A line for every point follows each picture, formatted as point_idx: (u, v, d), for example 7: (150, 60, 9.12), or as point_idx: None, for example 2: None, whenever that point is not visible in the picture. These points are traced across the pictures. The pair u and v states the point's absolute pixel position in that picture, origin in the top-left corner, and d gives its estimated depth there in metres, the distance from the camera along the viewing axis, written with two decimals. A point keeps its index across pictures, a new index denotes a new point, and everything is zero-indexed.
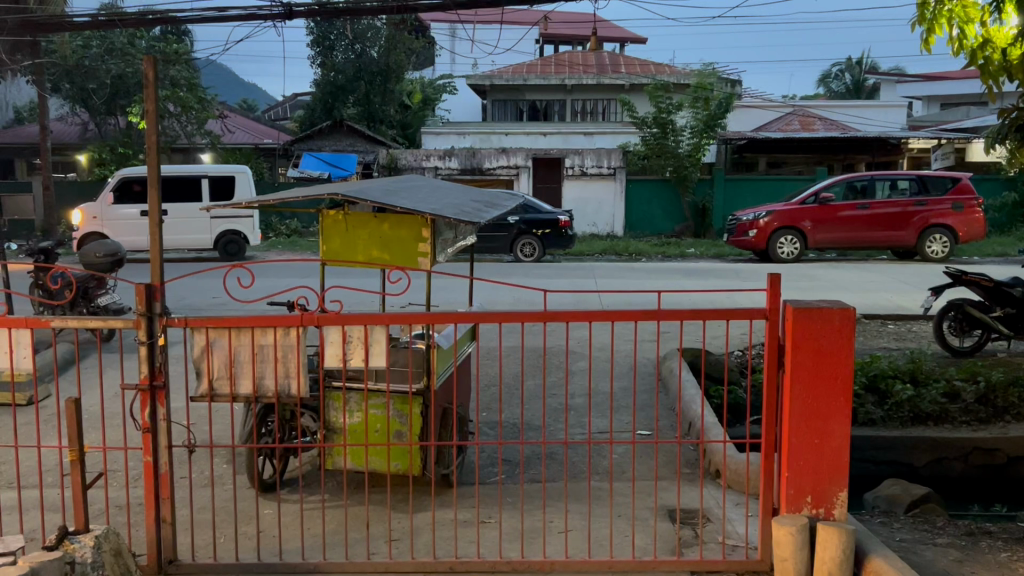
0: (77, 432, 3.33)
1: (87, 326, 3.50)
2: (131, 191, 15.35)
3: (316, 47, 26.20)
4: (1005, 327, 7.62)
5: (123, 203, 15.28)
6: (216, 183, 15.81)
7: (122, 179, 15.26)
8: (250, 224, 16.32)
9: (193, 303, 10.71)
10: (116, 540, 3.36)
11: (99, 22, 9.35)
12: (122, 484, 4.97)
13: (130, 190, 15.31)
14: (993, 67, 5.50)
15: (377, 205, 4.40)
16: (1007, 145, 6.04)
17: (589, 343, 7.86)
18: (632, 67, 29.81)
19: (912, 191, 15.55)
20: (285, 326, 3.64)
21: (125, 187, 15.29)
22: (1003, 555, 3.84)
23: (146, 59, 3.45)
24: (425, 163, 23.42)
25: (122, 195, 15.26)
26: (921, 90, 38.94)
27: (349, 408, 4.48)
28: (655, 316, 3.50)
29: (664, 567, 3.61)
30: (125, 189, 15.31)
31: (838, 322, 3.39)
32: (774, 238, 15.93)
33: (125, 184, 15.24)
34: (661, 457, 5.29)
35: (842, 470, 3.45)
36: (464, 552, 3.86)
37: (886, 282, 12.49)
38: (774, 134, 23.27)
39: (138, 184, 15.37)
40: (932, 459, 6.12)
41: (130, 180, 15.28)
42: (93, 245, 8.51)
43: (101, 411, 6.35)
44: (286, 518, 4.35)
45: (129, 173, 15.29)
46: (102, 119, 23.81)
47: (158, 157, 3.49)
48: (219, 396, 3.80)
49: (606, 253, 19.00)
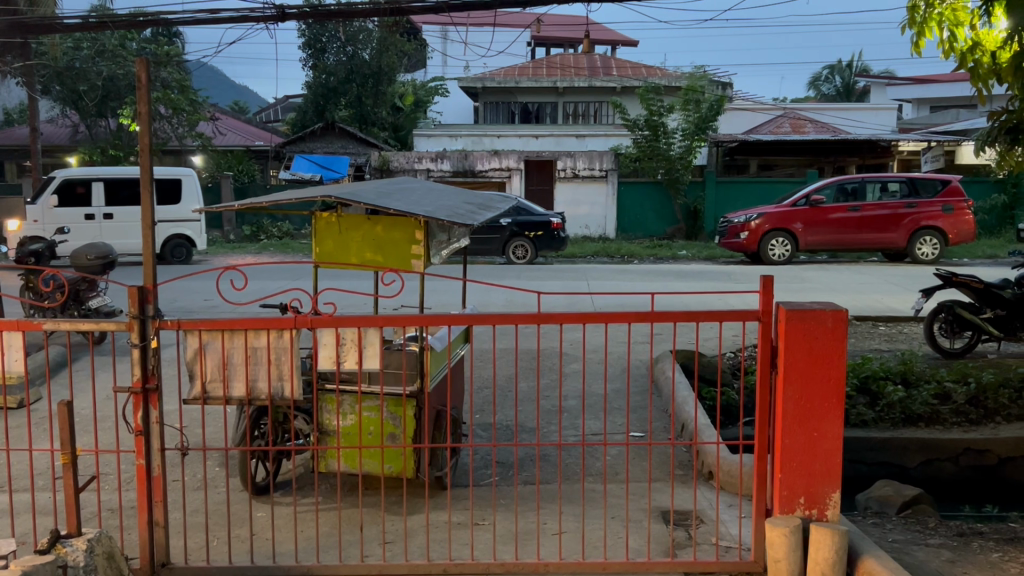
0: (70, 435, 3.32)
1: (79, 327, 3.49)
2: (75, 193, 15.23)
3: (307, 49, 26.03)
4: (995, 328, 7.65)
5: (67, 205, 15.15)
6: (162, 184, 15.73)
7: (64, 180, 15.12)
8: (198, 228, 16.28)
9: (186, 305, 10.70)
10: (109, 544, 3.36)
11: (89, 23, 9.27)
12: (114, 488, 4.95)
13: (73, 192, 15.18)
14: (983, 71, 5.62)
15: (370, 207, 4.39)
16: (997, 149, 6.11)
17: (583, 345, 7.88)
18: (623, 70, 29.97)
19: (903, 193, 15.64)
20: (278, 327, 3.65)
21: (67, 188, 15.16)
22: (995, 556, 3.86)
23: (139, 60, 3.44)
24: (417, 165, 23.50)
25: (66, 197, 15.15)
26: (911, 93, 39.21)
27: (342, 410, 4.50)
28: (650, 317, 3.48)
29: (658, 568, 3.61)
30: (67, 191, 15.18)
31: (830, 324, 3.41)
32: (765, 240, 15.99)
33: (67, 185, 15.11)
34: (655, 459, 5.29)
35: (835, 472, 3.47)
36: (458, 554, 3.88)
37: (877, 284, 12.51)
38: (766, 137, 23.37)
39: (81, 185, 15.23)
40: (923, 460, 6.15)
41: (72, 181, 15.16)
42: (83, 247, 8.47)
43: (93, 414, 6.32)
44: (279, 522, 4.34)
45: (72, 174, 15.18)
46: (92, 121, 23.68)
47: (151, 158, 3.49)
48: (212, 399, 3.79)
49: (599, 255, 19.06)
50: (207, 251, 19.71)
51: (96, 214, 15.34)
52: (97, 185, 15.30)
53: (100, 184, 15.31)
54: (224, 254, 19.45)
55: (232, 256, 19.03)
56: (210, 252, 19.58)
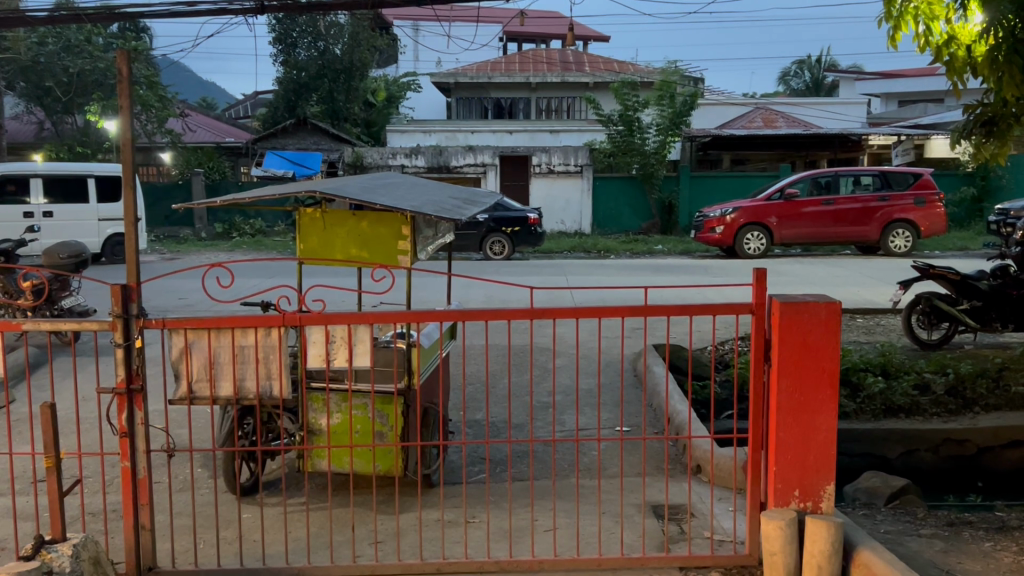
0: (53, 437, 3.24)
1: (60, 328, 3.39)
2: (6, 191, 14.88)
3: (278, 45, 25.74)
4: (971, 320, 7.76)
5: (3, 203, 14.82)
6: (102, 182, 15.50)
7: None
8: None
9: (162, 304, 10.51)
10: (95, 549, 3.29)
11: (58, 16, 9.01)
12: (97, 490, 4.84)
13: (5, 190, 14.82)
14: (958, 64, 5.67)
15: (355, 201, 4.33)
16: (972, 141, 6.16)
17: (566, 341, 7.86)
18: (596, 64, 29.98)
19: (875, 187, 15.83)
20: (267, 325, 3.58)
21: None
22: (987, 545, 3.89)
23: (118, 52, 3.36)
24: (391, 160, 23.41)
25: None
26: (878, 88, 39.68)
27: (330, 409, 4.42)
28: (643, 311, 3.48)
29: (653, 564, 3.59)
30: None
31: (823, 316, 3.42)
32: (740, 234, 16.06)
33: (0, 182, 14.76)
34: (645, 454, 5.28)
35: (828, 464, 3.48)
36: (452, 553, 3.84)
37: (853, 277, 12.65)
38: (737, 132, 23.58)
39: (14, 183, 14.89)
40: (904, 451, 6.21)
41: (7, 178, 14.83)
42: (55, 246, 8.30)
43: (73, 416, 6.18)
44: (267, 522, 4.27)
45: (4, 171, 14.82)
46: (58, 118, 23.20)
47: (132, 153, 3.40)
48: (199, 398, 3.72)
49: (575, 251, 19.09)
50: (178, 250, 19.42)
51: (35, 212, 14.95)
52: (35, 181, 14.96)
53: (37, 181, 14.97)
54: (196, 252, 19.19)
55: (206, 255, 18.75)
56: (181, 251, 19.29)
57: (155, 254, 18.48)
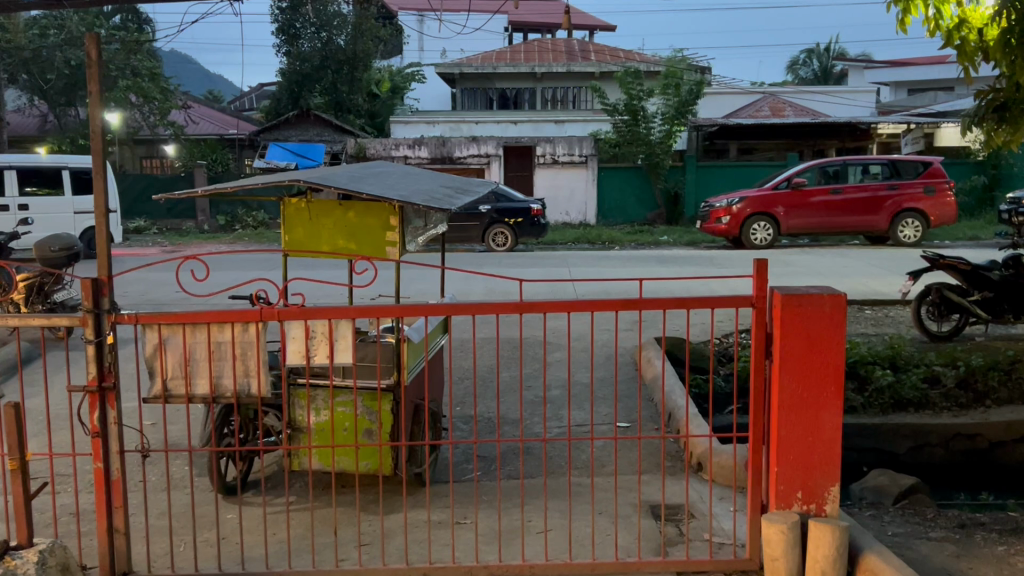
0: (19, 438, 3.09)
1: (28, 323, 3.24)
2: None
3: (281, 35, 25.59)
4: (982, 311, 7.55)
5: None
6: (78, 174, 15.36)
7: None
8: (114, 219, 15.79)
9: (158, 298, 10.40)
10: (63, 554, 3.14)
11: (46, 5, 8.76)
12: (73, 491, 4.70)
13: None
14: (969, 48, 5.44)
15: (341, 190, 4.14)
16: (984, 129, 5.91)
17: (564, 334, 7.69)
18: (602, 54, 29.71)
19: (885, 175, 15.54)
20: (244, 321, 3.42)
21: None
22: (1000, 549, 3.70)
23: (87, 34, 3.18)
24: (394, 152, 23.22)
25: None
26: (888, 77, 39.22)
27: (315, 406, 4.28)
28: (637, 305, 3.29)
29: (649, 568, 3.43)
30: None
31: (829, 309, 3.23)
32: (746, 225, 15.86)
33: None
34: (643, 452, 5.12)
35: (834, 463, 3.30)
36: (438, 556, 3.67)
37: (862, 268, 12.41)
38: (744, 120, 23.24)
39: None
40: (913, 446, 6.01)
41: None
42: (45, 239, 8.12)
43: (55, 413, 6.04)
44: (248, 523, 4.14)
45: None
46: (61, 110, 23.08)
47: (102, 140, 3.22)
48: (174, 397, 3.58)
49: (579, 241, 18.90)
50: (177, 243, 19.30)
51: (11, 205, 14.87)
52: (10, 173, 14.87)
53: (11, 173, 14.88)
54: (195, 245, 19.07)
55: (207, 248, 18.63)
56: (180, 244, 19.16)
57: (156, 247, 18.40)
